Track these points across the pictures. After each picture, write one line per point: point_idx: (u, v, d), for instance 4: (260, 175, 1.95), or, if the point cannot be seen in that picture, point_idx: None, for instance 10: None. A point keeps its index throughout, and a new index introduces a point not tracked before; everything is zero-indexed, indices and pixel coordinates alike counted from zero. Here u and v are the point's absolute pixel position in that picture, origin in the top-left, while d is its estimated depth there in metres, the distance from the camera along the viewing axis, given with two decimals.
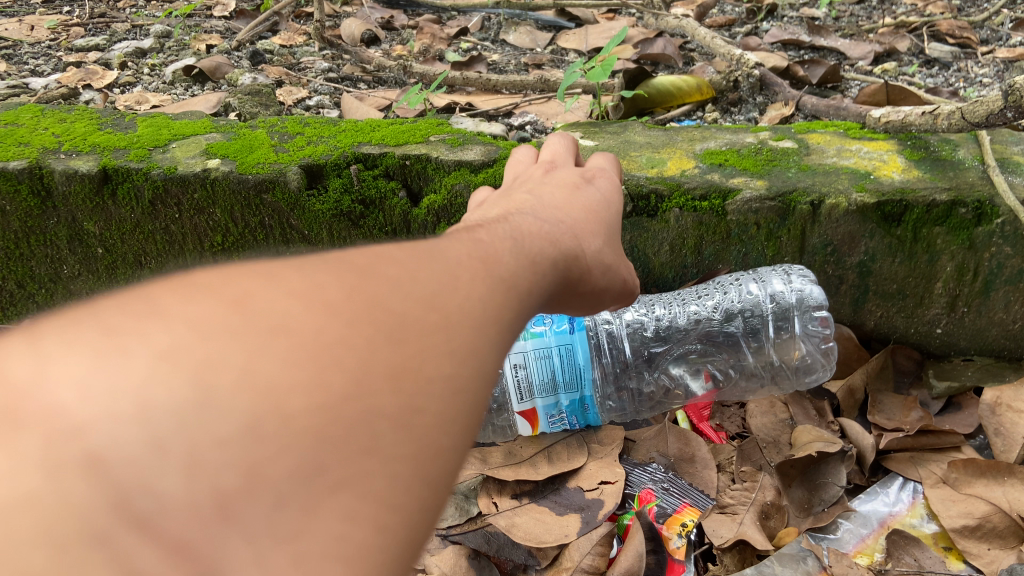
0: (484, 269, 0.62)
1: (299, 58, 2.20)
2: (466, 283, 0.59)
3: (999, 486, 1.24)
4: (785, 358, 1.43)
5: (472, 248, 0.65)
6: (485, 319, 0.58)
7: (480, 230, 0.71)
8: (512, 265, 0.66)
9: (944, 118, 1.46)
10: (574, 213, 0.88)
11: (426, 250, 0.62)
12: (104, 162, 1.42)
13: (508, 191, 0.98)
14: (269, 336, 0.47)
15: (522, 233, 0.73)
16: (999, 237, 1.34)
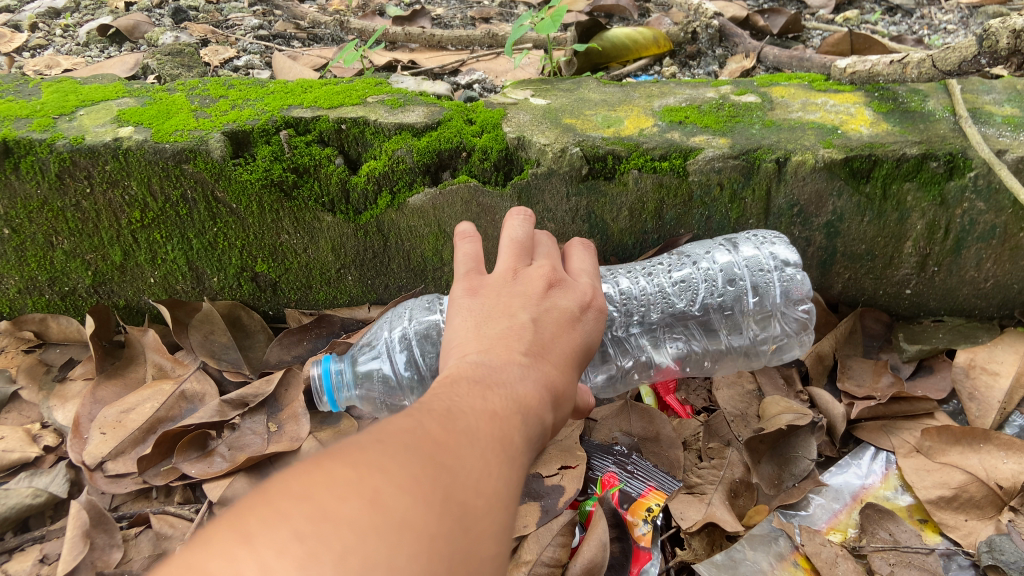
0: (505, 449, 0.67)
1: (227, 15, 2.04)
2: (490, 460, 0.64)
3: (975, 453, 1.19)
4: (759, 339, 1.36)
5: (491, 423, 0.69)
6: (511, 496, 0.64)
7: (489, 395, 0.73)
8: (520, 447, 0.70)
9: (913, 67, 1.39)
10: (564, 356, 0.89)
11: (460, 426, 0.66)
12: (3, 133, 1.28)
13: (510, 292, 0.96)
14: (400, 528, 0.52)
15: (524, 401, 0.76)
16: (972, 192, 1.28)
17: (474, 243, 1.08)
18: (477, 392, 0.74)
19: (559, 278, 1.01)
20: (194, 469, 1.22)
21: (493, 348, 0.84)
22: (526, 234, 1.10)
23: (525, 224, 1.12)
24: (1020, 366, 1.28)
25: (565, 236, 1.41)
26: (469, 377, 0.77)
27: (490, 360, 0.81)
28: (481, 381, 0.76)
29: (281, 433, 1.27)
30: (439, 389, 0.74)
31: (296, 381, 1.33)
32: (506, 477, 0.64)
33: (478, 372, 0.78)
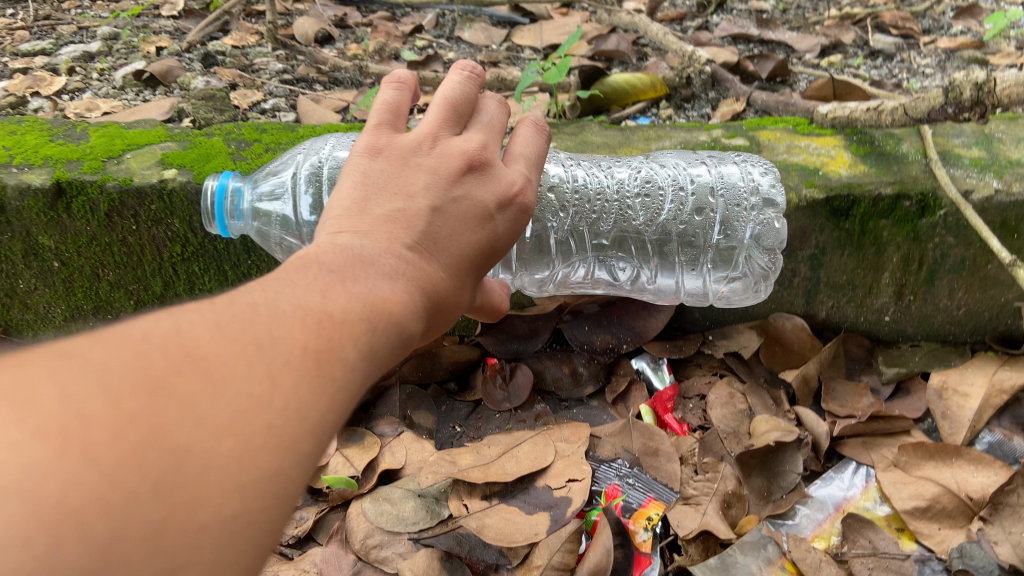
0: (320, 374, 0.62)
1: (253, 59, 2.19)
2: (276, 379, 0.59)
3: (948, 467, 1.29)
4: (713, 283, 1.51)
5: (319, 336, 0.64)
6: (300, 422, 0.59)
7: (330, 296, 0.69)
8: (345, 372, 0.64)
9: (888, 114, 1.51)
10: (456, 256, 0.90)
11: (262, 344, 0.60)
12: (57, 175, 1.40)
13: (416, 167, 0.93)
14: (51, 477, 0.46)
15: (373, 304, 0.71)
16: (942, 229, 1.40)
17: (408, 102, 1.05)
18: (318, 287, 0.69)
19: (483, 156, 0.96)
20: None
21: (373, 230, 0.84)
22: (472, 95, 1.05)
23: (468, 81, 1.06)
24: (989, 388, 1.39)
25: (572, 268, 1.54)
26: (329, 263, 0.75)
27: (367, 245, 0.81)
28: (335, 271, 0.73)
29: None
30: (289, 277, 0.70)
31: None
32: (298, 399, 0.59)
33: (347, 254, 0.77)
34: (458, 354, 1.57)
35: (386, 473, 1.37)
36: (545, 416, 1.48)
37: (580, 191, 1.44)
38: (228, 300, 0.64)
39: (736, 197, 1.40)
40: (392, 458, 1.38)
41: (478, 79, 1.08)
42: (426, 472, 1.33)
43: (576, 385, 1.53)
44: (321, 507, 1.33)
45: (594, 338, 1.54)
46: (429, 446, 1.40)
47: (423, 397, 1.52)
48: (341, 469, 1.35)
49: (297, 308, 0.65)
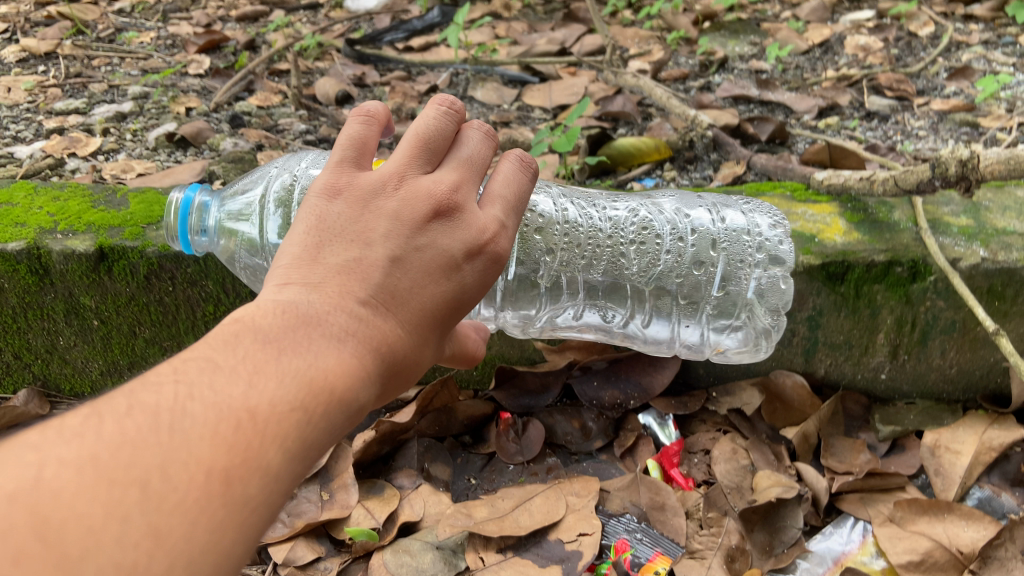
0: (225, 501, 0.61)
1: (277, 119, 2.30)
2: (193, 478, 0.60)
3: (940, 522, 1.36)
4: (712, 333, 1.56)
5: (230, 449, 0.63)
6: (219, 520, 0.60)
7: (256, 389, 0.68)
8: (258, 487, 0.64)
9: (880, 184, 1.61)
10: (419, 310, 0.86)
11: (155, 480, 0.59)
12: (100, 241, 1.49)
13: (378, 212, 0.89)
14: None
15: (310, 382, 0.71)
16: (933, 293, 1.48)
17: (376, 137, 0.99)
18: (255, 366, 0.70)
19: (452, 201, 0.91)
20: None
21: (324, 283, 0.82)
22: (450, 130, 0.98)
23: (447, 117, 0.98)
24: (978, 446, 1.47)
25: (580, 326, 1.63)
26: (268, 330, 0.75)
27: (313, 300, 0.80)
28: (272, 341, 0.73)
29: (333, 501, 1.45)
30: (212, 363, 0.69)
31: (345, 455, 1.51)
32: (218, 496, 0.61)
33: (291, 314, 0.77)
34: (473, 408, 1.64)
35: (404, 525, 1.43)
36: (556, 469, 1.53)
37: (570, 233, 1.48)
38: (131, 412, 0.62)
39: (740, 252, 1.47)
40: (411, 510, 1.45)
41: (480, 128, 1.02)
42: (444, 524, 1.40)
43: (586, 439, 1.59)
44: (344, 558, 1.40)
45: (603, 393, 1.62)
46: (445, 499, 1.47)
47: (439, 450, 1.58)
48: (363, 521, 1.42)
49: (208, 414, 0.64)
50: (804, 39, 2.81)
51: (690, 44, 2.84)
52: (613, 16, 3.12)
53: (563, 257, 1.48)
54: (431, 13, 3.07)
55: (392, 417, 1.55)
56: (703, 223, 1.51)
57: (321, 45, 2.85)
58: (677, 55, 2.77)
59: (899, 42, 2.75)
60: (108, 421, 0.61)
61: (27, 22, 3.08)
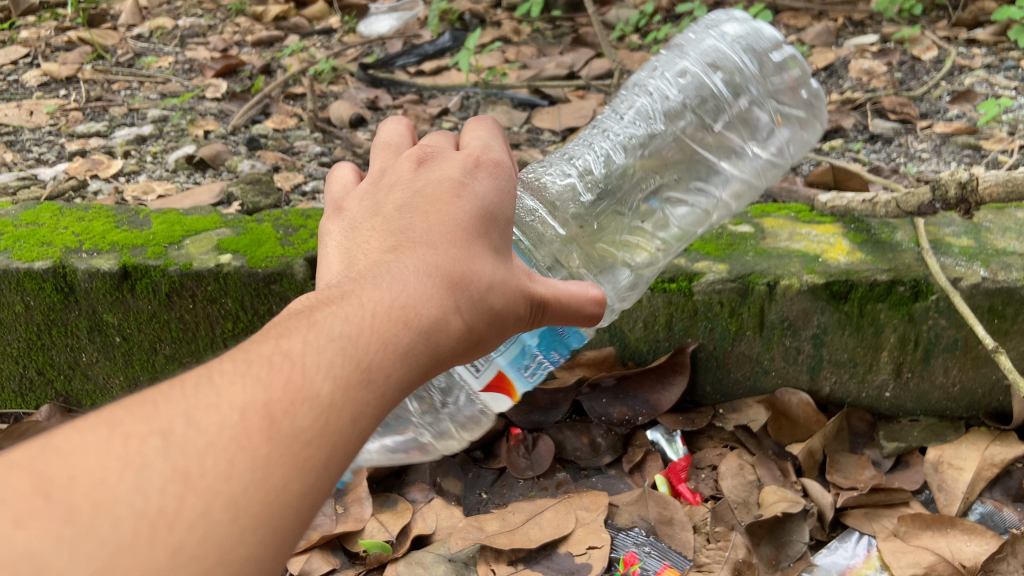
0: (266, 430, 0.65)
1: (293, 142, 2.37)
2: (230, 417, 0.65)
3: (943, 536, 1.39)
4: (772, 135, 1.51)
5: (266, 388, 0.68)
6: (271, 447, 0.65)
7: (290, 337, 0.73)
8: (305, 419, 0.68)
9: (882, 206, 1.64)
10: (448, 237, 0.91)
11: (178, 427, 0.64)
12: (124, 260, 1.54)
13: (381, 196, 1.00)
14: None
15: (347, 318, 0.77)
16: (935, 311, 1.51)
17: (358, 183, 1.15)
18: (292, 321, 0.76)
19: (428, 151, 1.04)
20: None
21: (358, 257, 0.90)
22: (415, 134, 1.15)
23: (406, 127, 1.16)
24: (980, 462, 1.51)
25: (589, 344, 1.66)
26: (309, 299, 0.81)
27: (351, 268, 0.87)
28: (310, 305, 0.79)
29: (347, 514, 1.48)
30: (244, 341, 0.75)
31: (360, 469, 1.55)
32: (263, 430, 0.65)
33: (326, 285, 0.84)
34: None
35: (417, 538, 1.47)
36: (566, 484, 1.57)
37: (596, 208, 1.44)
38: (164, 384, 0.69)
39: (735, 64, 1.45)
40: (424, 524, 1.48)
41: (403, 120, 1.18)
42: (456, 537, 1.44)
43: (595, 454, 1.62)
44: (359, 570, 1.43)
45: (611, 409, 1.64)
46: (458, 513, 1.50)
47: (451, 464, 1.62)
48: (376, 533, 1.45)
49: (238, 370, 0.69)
50: (809, 63, 2.86)
51: None
52: (621, 40, 3.18)
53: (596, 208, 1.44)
54: (442, 38, 3.13)
55: None
56: (669, 87, 1.51)
57: (336, 69, 2.92)
58: None
59: (903, 66, 2.80)
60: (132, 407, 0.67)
61: (49, 46, 3.16)
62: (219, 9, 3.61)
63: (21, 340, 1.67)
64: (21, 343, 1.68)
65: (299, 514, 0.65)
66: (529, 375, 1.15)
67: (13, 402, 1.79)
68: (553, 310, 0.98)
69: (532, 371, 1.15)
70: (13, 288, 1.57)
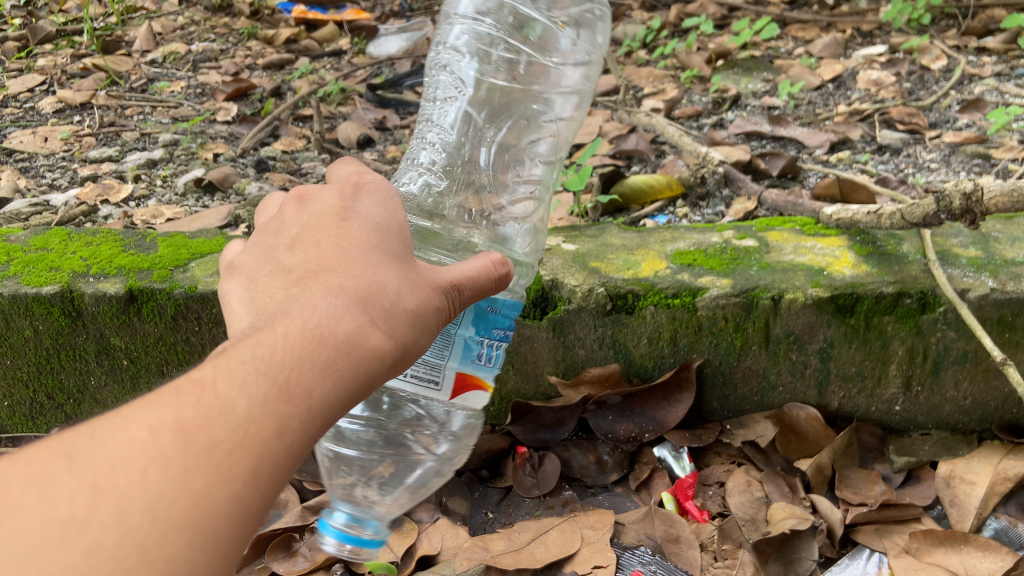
0: (177, 441, 0.69)
1: (300, 163, 2.44)
2: (139, 431, 0.69)
3: (957, 553, 1.36)
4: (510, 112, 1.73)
5: (175, 405, 0.71)
6: (185, 458, 0.68)
7: (201, 368, 0.75)
8: (219, 432, 0.70)
9: (887, 218, 1.63)
10: (360, 247, 0.88)
11: (88, 449, 0.68)
12: (130, 284, 1.56)
13: (281, 226, 0.96)
14: None
15: (263, 341, 0.77)
16: (943, 323, 1.49)
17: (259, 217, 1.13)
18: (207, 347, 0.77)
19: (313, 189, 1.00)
20: (282, 567, 1.42)
21: (264, 286, 0.88)
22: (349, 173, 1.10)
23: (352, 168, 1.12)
24: (993, 476, 1.48)
25: (594, 361, 1.64)
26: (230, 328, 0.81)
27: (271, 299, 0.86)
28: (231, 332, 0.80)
29: None
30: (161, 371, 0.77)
31: None
32: (174, 442, 0.69)
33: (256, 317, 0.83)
34: (490, 442, 1.65)
35: (423, 559, 1.44)
36: (572, 502, 1.56)
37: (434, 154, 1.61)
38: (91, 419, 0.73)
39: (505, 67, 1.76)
40: (429, 544, 1.46)
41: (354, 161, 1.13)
42: (461, 558, 1.42)
43: (602, 472, 1.61)
44: None
45: (618, 427, 1.64)
46: (463, 532, 1.48)
47: (458, 484, 1.60)
48: (382, 555, 1.43)
49: (148, 396, 0.73)
50: (816, 74, 2.85)
51: (703, 82, 2.90)
52: (628, 56, 3.18)
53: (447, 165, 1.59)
54: None
55: None
56: (467, 70, 1.77)
57: (345, 90, 2.95)
58: (691, 92, 2.83)
59: (912, 75, 2.79)
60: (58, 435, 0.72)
61: (64, 74, 3.22)
62: (231, 33, 3.66)
63: (31, 364, 1.69)
64: (31, 367, 1.70)
65: (230, 516, 0.69)
66: (488, 355, 1.16)
67: (23, 425, 1.80)
68: (469, 288, 0.97)
69: (487, 348, 1.15)
70: (22, 313, 1.59)
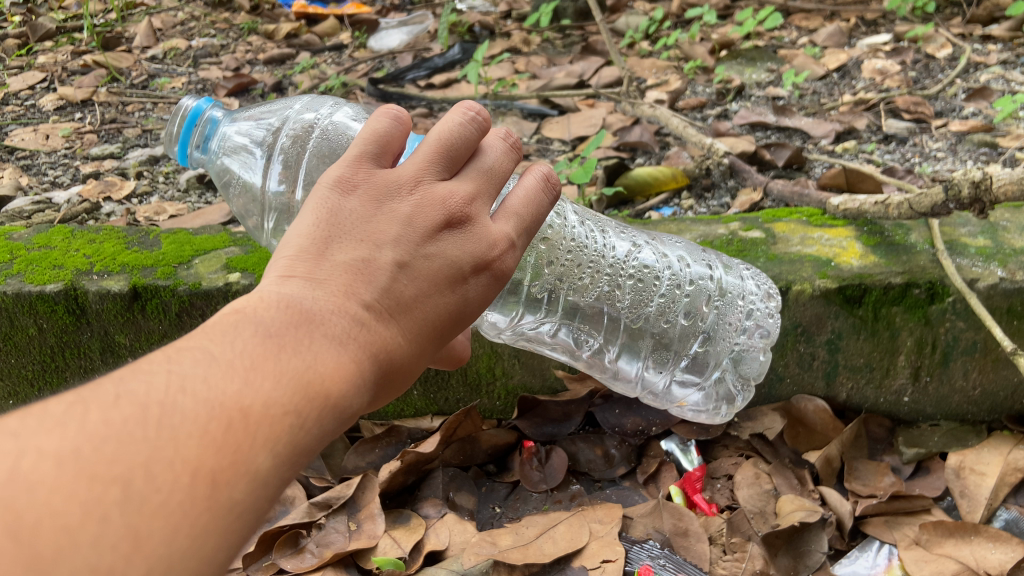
0: (208, 494, 0.60)
1: None
2: (176, 461, 0.59)
3: (967, 544, 1.35)
4: (677, 386, 1.55)
5: (222, 443, 0.62)
6: (212, 514, 0.60)
7: (253, 386, 0.66)
8: (243, 491, 0.63)
9: (894, 208, 1.60)
10: (421, 320, 0.82)
11: (138, 477, 0.57)
12: (134, 281, 1.56)
13: (391, 214, 0.84)
14: None
15: (308, 385, 0.69)
16: (952, 313, 1.48)
17: (403, 137, 0.93)
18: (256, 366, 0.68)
19: (464, 213, 0.86)
20: (290, 564, 1.40)
21: (329, 279, 0.78)
22: (472, 139, 0.92)
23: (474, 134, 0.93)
24: (1004, 467, 1.47)
25: None
26: (266, 331, 0.71)
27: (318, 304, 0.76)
28: (273, 344, 0.70)
29: (360, 531, 1.45)
30: (207, 364, 0.66)
31: (372, 485, 1.51)
32: (207, 490, 0.60)
33: (294, 310, 0.74)
34: (497, 437, 1.64)
35: (430, 554, 1.44)
36: (580, 496, 1.55)
37: (576, 251, 1.39)
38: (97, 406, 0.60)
39: (719, 313, 1.47)
40: (436, 540, 1.45)
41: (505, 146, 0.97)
42: (469, 553, 1.40)
43: (609, 466, 1.60)
44: None
45: (625, 420, 1.63)
46: (470, 527, 1.47)
47: (465, 479, 1.59)
48: (389, 550, 1.42)
49: (198, 410, 0.62)
50: (821, 64, 2.83)
51: (707, 72, 2.88)
52: (631, 47, 3.16)
53: (564, 269, 1.39)
54: (452, 50, 3.15)
55: (417, 448, 1.56)
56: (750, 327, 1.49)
57: (346, 85, 2.94)
58: (694, 83, 2.81)
59: (917, 64, 2.77)
60: (91, 413, 0.60)
61: (65, 71, 3.21)
62: (232, 29, 3.65)
63: (35, 362, 1.68)
64: (36, 365, 1.69)
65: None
66: None
67: None
68: None
69: None
70: (26, 312, 1.58)
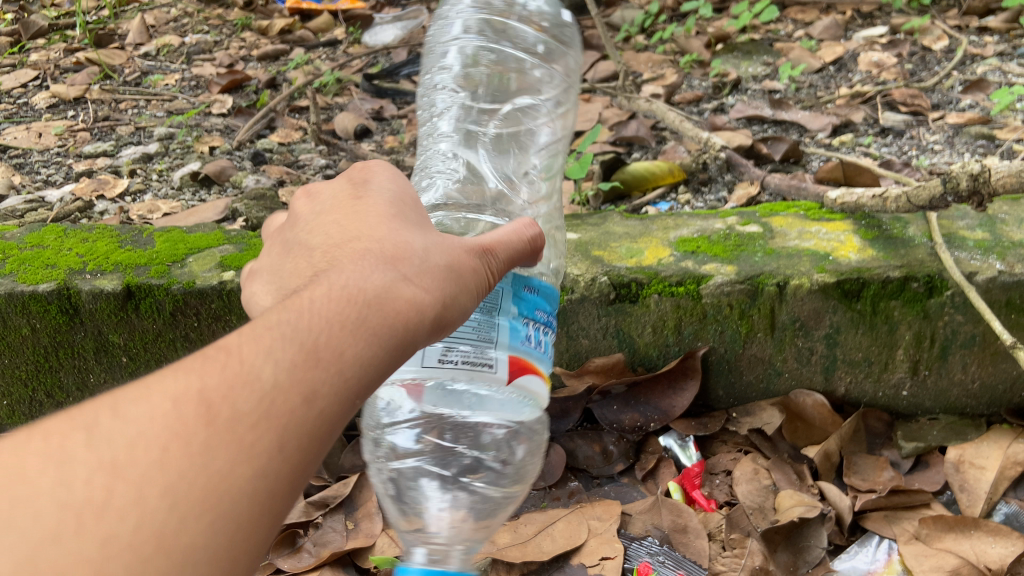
0: (200, 415, 0.67)
1: (297, 155, 2.42)
2: (159, 404, 0.67)
3: (967, 539, 1.35)
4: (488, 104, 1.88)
5: (202, 378, 0.69)
6: (209, 431, 0.67)
7: (229, 336, 0.75)
8: (242, 404, 0.69)
9: (892, 201, 1.60)
10: (374, 223, 0.88)
11: (111, 420, 0.66)
12: (127, 280, 1.54)
13: (302, 212, 0.97)
14: None
15: (278, 312, 0.76)
16: (950, 307, 1.48)
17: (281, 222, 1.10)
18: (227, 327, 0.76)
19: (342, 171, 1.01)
20: (287, 564, 1.39)
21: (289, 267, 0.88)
22: None
23: None
24: (1003, 460, 1.47)
25: (597, 350, 1.64)
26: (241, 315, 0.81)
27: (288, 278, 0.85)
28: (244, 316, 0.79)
29: (358, 530, 1.45)
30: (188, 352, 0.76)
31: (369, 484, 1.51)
32: (197, 413, 0.67)
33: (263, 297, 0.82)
34: None
35: None
36: (578, 493, 1.54)
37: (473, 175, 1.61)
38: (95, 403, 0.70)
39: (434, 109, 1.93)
40: None
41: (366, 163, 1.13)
42: None
43: (607, 462, 1.60)
44: None
45: (623, 416, 1.62)
46: None
47: None
48: (388, 549, 1.41)
49: (175, 368, 0.71)
50: (817, 57, 2.82)
51: (703, 66, 2.87)
52: (626, 41, 3.15)
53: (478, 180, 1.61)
54: None
55: None
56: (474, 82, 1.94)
57: (341, 81, 2.92)
58: (691, 77, 2.80)
59: (914, 56, 2.76)
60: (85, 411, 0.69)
61: (58, 69, 3.18)
62: (225, 24, 3.63)
63: (28, 363, 1.67)
64: (29, 365, 1.68)
65: (253, 489, 0.67)
66: None
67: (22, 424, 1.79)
68: (502, 252, 0.98)
69: None
70: (19, 311, 1.57)
